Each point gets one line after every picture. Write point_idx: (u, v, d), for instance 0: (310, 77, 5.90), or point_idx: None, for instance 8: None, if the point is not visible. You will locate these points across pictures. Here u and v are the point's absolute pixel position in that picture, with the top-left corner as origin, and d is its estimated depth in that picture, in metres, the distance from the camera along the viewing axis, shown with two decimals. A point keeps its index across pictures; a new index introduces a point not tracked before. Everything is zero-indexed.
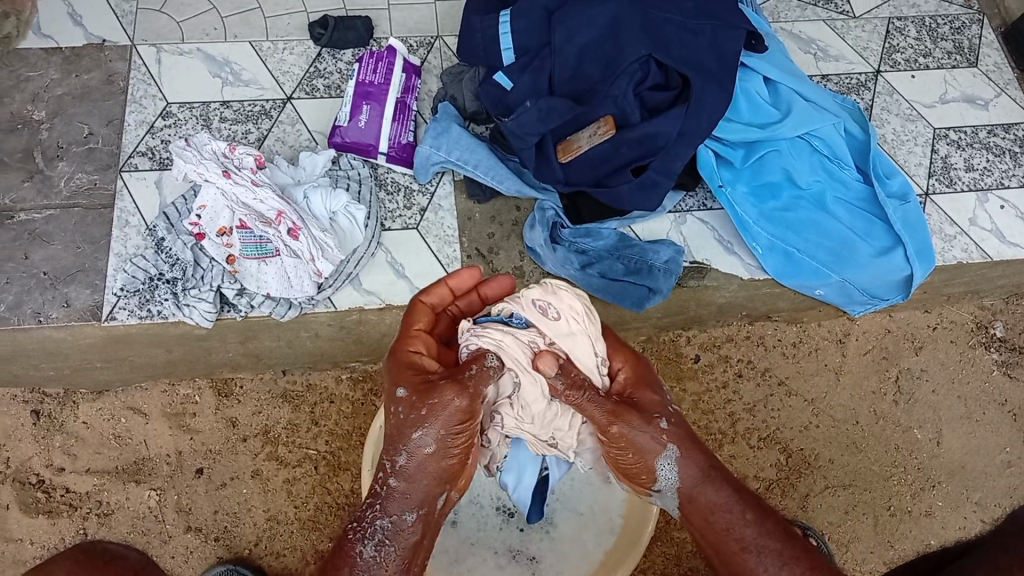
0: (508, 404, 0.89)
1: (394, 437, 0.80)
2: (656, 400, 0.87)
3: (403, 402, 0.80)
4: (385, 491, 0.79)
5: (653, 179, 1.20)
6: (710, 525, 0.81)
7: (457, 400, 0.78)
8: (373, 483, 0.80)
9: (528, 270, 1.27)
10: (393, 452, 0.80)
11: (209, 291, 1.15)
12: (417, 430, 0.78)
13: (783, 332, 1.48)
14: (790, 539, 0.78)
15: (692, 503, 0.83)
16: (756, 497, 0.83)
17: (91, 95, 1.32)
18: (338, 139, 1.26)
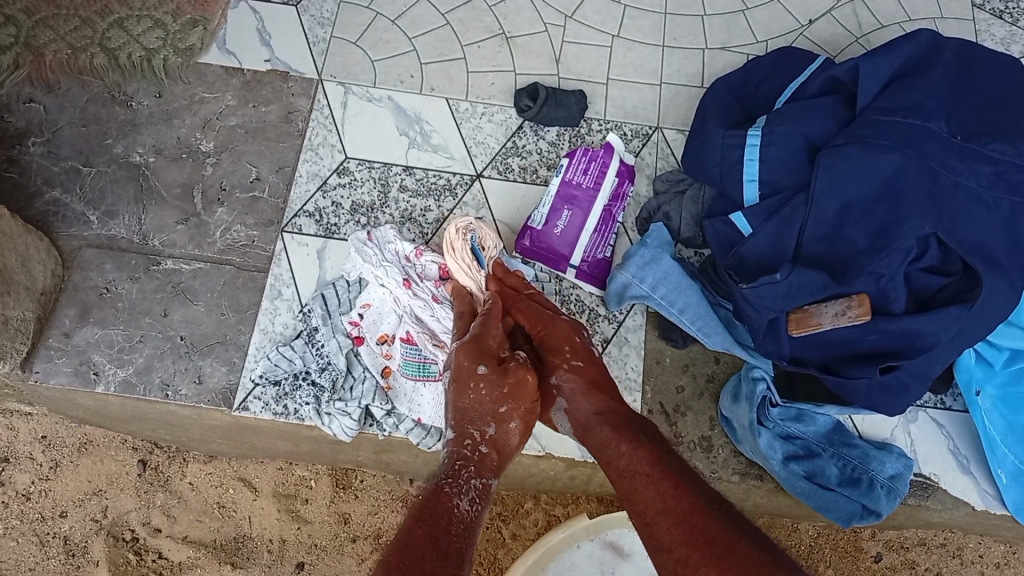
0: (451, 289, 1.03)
1: (479, 411, 0.86)
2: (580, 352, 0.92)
3: (485, 377, 0.87)
4: (479, 454, 0.83)
5: (902, 383, 0.96)
6: (600, 446, 0.82)
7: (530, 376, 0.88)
8: (462, 447, 0.83)
9: (719, 442, 1.06)
10: (474, 424, 0.85)
11: (357, 406, 0.98)
12: (502, 404, 0.86)
13: (987, 549, 1.24)
14: (659, 463, 0.75)
15: (587, 430, 0.85)
16: (645, 428, 0.82)
17: (266, 131, 1.18)
18: (527, 242, 1.09)
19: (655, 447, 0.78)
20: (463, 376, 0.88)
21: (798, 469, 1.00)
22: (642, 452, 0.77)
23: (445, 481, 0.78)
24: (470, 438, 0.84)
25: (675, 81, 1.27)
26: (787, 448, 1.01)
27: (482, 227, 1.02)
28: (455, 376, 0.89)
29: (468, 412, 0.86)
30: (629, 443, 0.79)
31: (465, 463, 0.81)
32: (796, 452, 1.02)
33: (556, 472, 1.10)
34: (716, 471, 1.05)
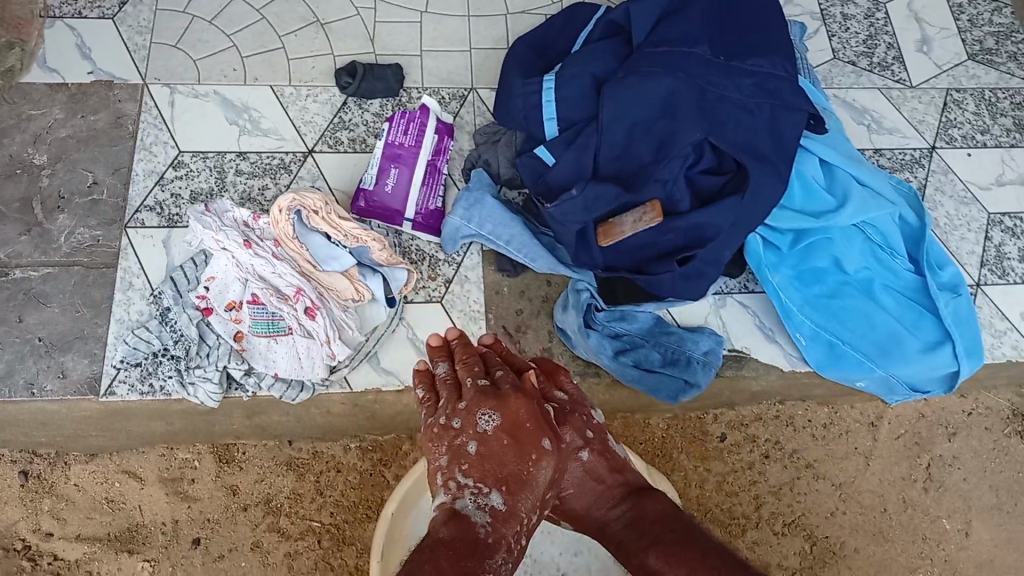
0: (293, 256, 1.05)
1: (536, 490, 0.67)
2: (597, 431, 0.79)
3: (546, 455, 0.68)
4: (514, 546, 0.65)
5: (698, 270, 1.11)
6: (622, 549, 0.73)
7: (581, 458, 0.77)
8: (507, 529, 0.64)
9: (557, 351, 1.19)
10: (523, 505, 0.66)
11: (216, 371, 1.05)
12: (549, 489, 0.69)
13: (814, 413, 1.42)
14: (670, 547, 0.68)
15: (612, 535, 0.74)
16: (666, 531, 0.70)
17: (98, 138, 1.22)
18: (362, 203, 1.16)
19: (670, 542, 0.69)
20: (522, 436, 0.67)
21: (626, 360, 1.16)
22: (653, 555, 0.69)
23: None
24: (515, 522, 0.65)
25: (483, 45, 1.37)
26: (615, 345, 1.16)
27: (304, 200, 1.02)
28: (512, 429, 0.67)
29: (516, 485, 0.66)
30: (640, 554, 0.70)
31: (506, 556, 0.63)
32: (624, 346, 1.17)
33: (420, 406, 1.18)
34: None
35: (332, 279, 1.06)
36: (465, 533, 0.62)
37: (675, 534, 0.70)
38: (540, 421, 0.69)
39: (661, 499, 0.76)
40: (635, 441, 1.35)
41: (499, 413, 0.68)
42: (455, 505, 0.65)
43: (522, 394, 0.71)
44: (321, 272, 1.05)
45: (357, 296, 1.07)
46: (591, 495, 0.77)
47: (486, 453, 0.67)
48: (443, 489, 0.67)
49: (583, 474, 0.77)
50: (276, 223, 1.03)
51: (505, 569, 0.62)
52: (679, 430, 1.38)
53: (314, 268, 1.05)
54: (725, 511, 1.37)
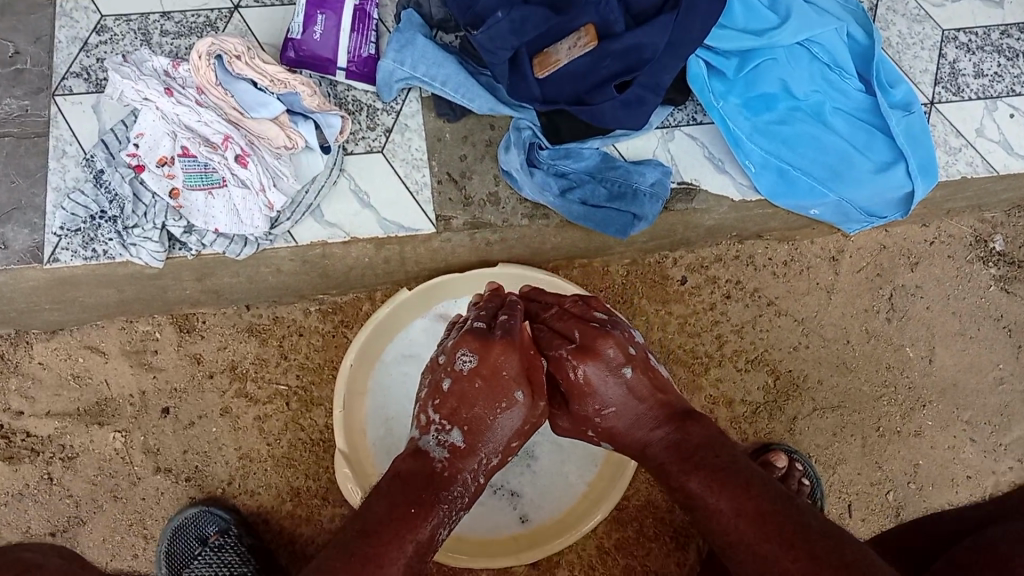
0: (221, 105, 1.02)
1: (493, 431, 0.89)
2: (636, 361, 0.92)
3: (517, 403, 0.90)
4: (471, 480, 0.87)
5: (639, 95, 1.09)
6: (665, 466, 0.85)
7: (616, 386, 0.90)
8: (465, 464, 0.86)
9: (504, 196, 1.18)
10: (481, 444, 0.88)
11: (154, 230, 1.05)
12: (512, 432, 0.91)
13: (774, 250, 1.41)
14: (697, 467, 0.81)
15: (657, 453, 0.87)
16: (693, 454, 0.83)
17: (15, 6, 1.16)
18: (292, 54, 1.14)
19: (712, 471, 0.80)
20: (493, 380, 0.89)
21: (571, 198, 1.15)
22: (694, 480, 0.81)
23: (440, 501, 0.82)
24: (471, 458, 0.87)
25: None
26: (560, 183, 1.15)
27: (222, 42, 0.99)
28: (484, 373, 0.89)
29: (476, 428, 0.88)
30: (684, 474, 0.82)
31: (462, 486, 0.85)
32: (570, 184, 1.16)
33: (371, 259, 1.19)
34: (508, 220, 1.18)
35: (264, 126, 1.03)
36: (423, 464, 0.85)
37: (702, 453, 0.83)
38: (519, 371, 0.90)
39: (704, 424, 0.87)
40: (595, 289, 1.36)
41: (476, 356, 0.89)
42: (425, 441, 0.87)
43: (510, 342, 0.91)
44: (252, 119, 1.03)
45: (293, 142, 1.05)
46: (632, 414, 0.90)
47: (459, 391, 0.89)
48: (422, 421, 0.90)
49: (626, 392, 0.90)
50: (198, 71, 1.00)
51: (459, 497, 0.84)
52: (638, 275, 1.38)
53: (245, 115, 1.03)
54: (686, 351, 1.38)
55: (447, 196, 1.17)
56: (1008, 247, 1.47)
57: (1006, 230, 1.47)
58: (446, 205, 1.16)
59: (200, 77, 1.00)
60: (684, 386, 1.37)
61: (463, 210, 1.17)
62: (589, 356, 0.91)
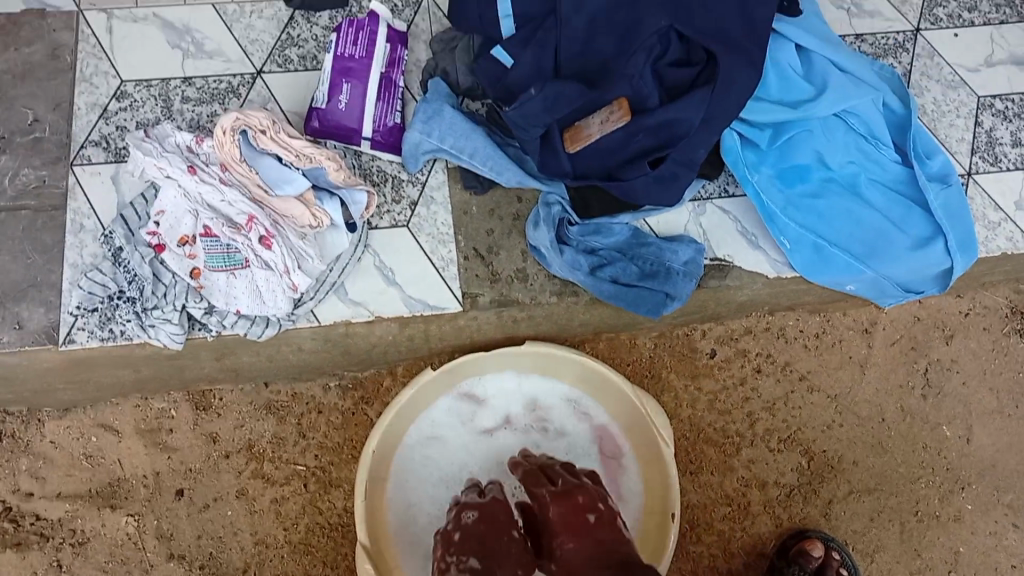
0: (244, 181, 1.00)
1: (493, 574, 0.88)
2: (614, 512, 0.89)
3: (506, 538, 0.92)
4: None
5: (672, 171, 1.06)
6: None
7: (576, 541, 0.83)
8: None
9: (532, 272, 1.14)
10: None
11: (175, 311, 1.02)
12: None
13: (806, 322, 1.37)
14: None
15: None
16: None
17: (35, 72, 1.15)
18: (315, 123, 1.11)
19: None
20: (490, 522, 0.94)
21: (602, 277, 1.11)
22: None
23: None
24: None
25: None
26: (590, 261, 1.12)
27: (247, 119, 0.96)
28: (481, 518, 0.94)
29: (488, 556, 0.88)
30: None
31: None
32: (600, 261, 1.13)
33: (394, 338, 1.15)
34: (536, 296, 1.14)
35: (289, 203, 1.01)
36: None
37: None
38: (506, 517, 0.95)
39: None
40: (622, 363, 1.32)
41: (474, 511, 0.96)
42: None
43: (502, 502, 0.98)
44: (276, 196, 1.00)
45: (316, 219, 1.02)
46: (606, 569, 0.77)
47: (459, 536, 0.92)
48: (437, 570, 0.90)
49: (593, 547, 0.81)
50: (222, 146, 0.97)
51: None
52: (667, 349, 1.33)
53: (269, 192, 1.00)
54: (717, 431, 1.33)
55: (474, 272, 1.13)
56: None
57: None
58: (472, 282, 1.13)
59: (224, 153, 0.97)
60: (715, 466, 1.32)
61: (490, 287, 1.13)
62: (562, 497, 0.91)
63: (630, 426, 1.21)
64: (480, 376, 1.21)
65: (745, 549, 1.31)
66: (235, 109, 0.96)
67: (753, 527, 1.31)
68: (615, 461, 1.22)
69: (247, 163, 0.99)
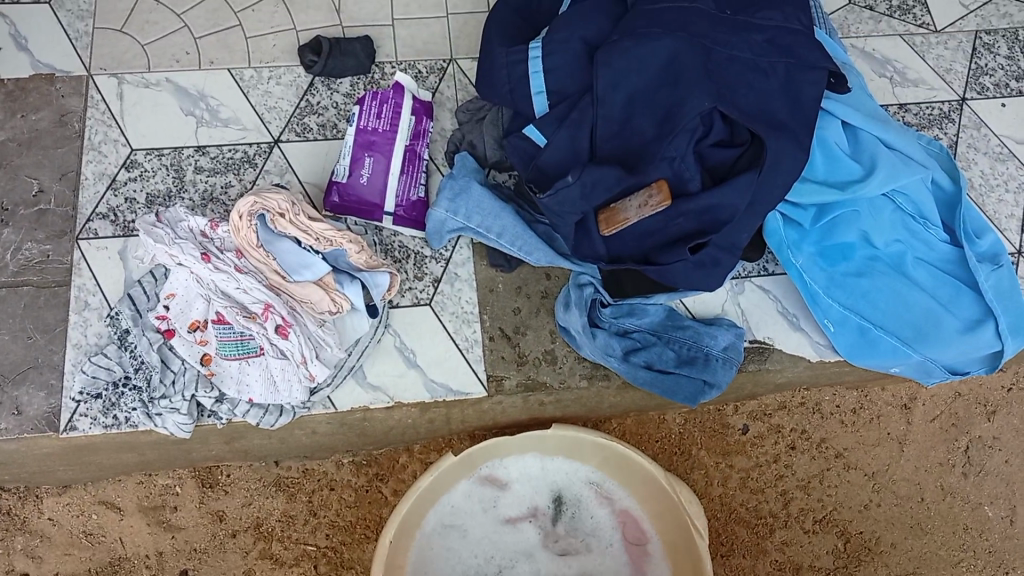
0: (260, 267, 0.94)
1: None
2: None
3: None
4: None
5: (714, 257, 1.00)
6: None
7: None
8: None
9: (562, 354, 1.08)
10: None
11: (183, 400, 0.95)
12: None
13: (843, 397, 1.31)
14: None
15: None
16: None
17: (42, 140, 1.09)
18: (335, 199, 1.05)
19: None
20: None
21: (636, 361, 1.05)
22: None
23: None
24: None
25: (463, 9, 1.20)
26: (623, 344, 1.05)
27: (265, 201, 0.90)
28: None
29: None
30: None
31: None
32: (634, 345, 1.06)
33: (414, 421, 1.09)
34: (565, 380, 1.07)
35: (306, 288, 0.94)
36: None
37: None
38: None
39: None
40: (651, 440, 1.26)
41: None
42: None
43: None
44: (292, 282, 0.94)
45: (335, 305, 0.96)
46: None
47: None
48: None
49: None
50: (238, 231, 0.92)
51: None
52: (696, 424, 1.27)
53: (285, 277, 0.94)
54: (749, 510, 1.27)
55: (500, 353, 1.07)
56: None
57: None
58: (498, 364, 1.07)
59: (240, 236, 0.91)
60: (747, 549, 1.26)
61: (517, 370, 1.07)
62: None
63: (659, 512, 1.12)
64: (501, 457, 1.14)
65: None
66: (252, 192, 0.90)
67: None
68: (640, 546, 1.13)
69: (263, 247, 0.93)
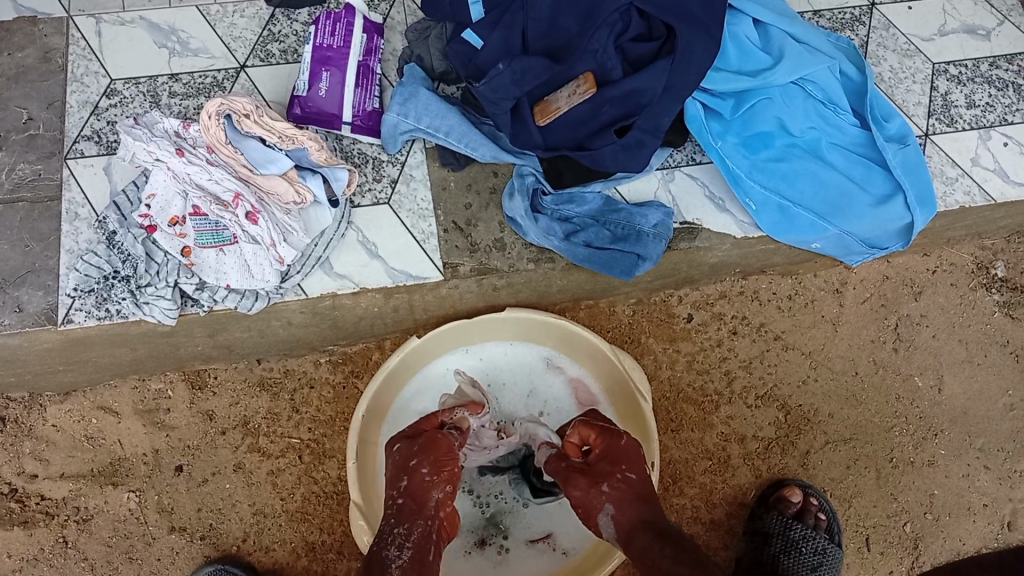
0: (230, 161, 1.05)
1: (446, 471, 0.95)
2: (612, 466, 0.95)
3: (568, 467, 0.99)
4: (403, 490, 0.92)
5: (639, 139, 1.12)
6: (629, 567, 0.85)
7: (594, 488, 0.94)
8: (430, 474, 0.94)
9: (510, 242, 1.19)
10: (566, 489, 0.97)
11: (168, 288, 1.07)
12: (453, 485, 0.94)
13: (778, 285, 1.42)
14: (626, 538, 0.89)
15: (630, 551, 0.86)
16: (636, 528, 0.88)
17: (28, 75, 1.20)
18: (298, 110, 1.16)
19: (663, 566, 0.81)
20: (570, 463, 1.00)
21: (576, 241, 1.17)
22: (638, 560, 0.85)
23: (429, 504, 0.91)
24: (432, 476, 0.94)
25: None
26: (563, 227, 1.17)
27: (230, 101, 1.01)
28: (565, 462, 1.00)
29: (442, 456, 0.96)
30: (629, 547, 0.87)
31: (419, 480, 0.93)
32: (574, 228, 1.18)
33: (380, 309, 1.21)
34: (514, 264, 1.19)
35: (272, 183, 1.06)
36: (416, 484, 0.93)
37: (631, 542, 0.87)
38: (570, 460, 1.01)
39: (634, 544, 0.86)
40: (603, 330, 1.37)
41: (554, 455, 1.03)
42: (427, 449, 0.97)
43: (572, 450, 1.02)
44: (258, 176, 1.05)
45: (298, 196, 1.07)
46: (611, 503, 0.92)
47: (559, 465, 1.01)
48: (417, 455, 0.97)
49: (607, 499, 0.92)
50: (207, 129, 1.02)
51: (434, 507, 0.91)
52: (644, 314, 1.39)
53: (252, 172, 1.05)
54: (696, 389, 1.38)
55: (454, 243, 1.18)
56: (1009, 273, 1.48)
57: (1007, 257, 1.49)
58: (452, 252, 1.18)
59: (209, 134, 1.02)
60: (695, 424, 1.37)
61: (471, 256, 1.18)
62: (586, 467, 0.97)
63: (606, 382, 1.26)
64: (466, 345, 1.27)
65: (727, 499, 1.36)
66: (219, 95, 1.01)
67: (734, 479, 1.36)
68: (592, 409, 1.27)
69: (231, 145, 1.04)
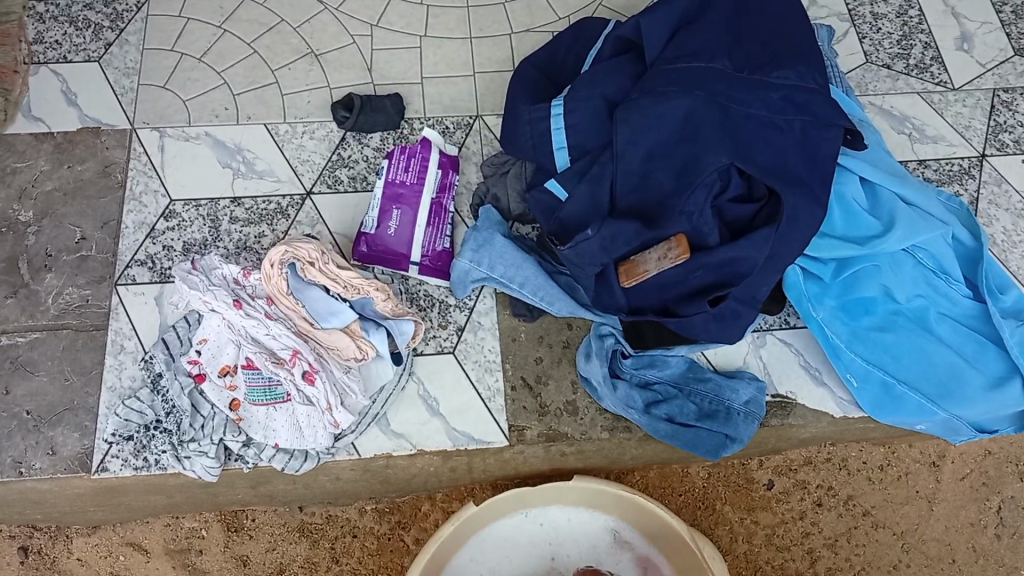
0: (291, 313, 0.99)
1: None
2: None
3: None
4: None
5: (733, 309, 1.01)
6: None
7: None
8: None
9: (583, 404, 1.09)
10: None
11: (212, 445, 0.97)
12: None
13: (869, 454, 1.30)
14: None
15: None
16: None
17: (86, 190, 1.14)
18: (363, 248, 1.09)
19: None
20: None
21: (657, 414, 1.06)
22: None
23: None
24: None
25: (488, 68, 1.26)
26: (644, 397, 1.07)
27: (296, 248, 0.97)
28: None
29: None
30: None
31: None
32: (655, 397, 1.08)
33: (435, 468, 1.10)
34: (586, 431, 1.08)
35: (332, 335, 0.98)
36: None
37: None
38: None
39: None
40: (674, 493, 1.25)
41: None
42: None
43: None
44: (319, 327, 0.98)
45: (359, 350, 0.99)
46: None
47: None
48: None
49: None
50: (270, 278, 0.97)
51: None
52: (721, 477, 1.27)
53: (312, 323, 0.98)
54: (776, 568, 1.25)
55: (521, 403, 1.08)
56: None
57: None
58: (519, 414, 1.07)
59: (270, 283, 0.97)
60: None
61: (539, 420, 1.07)
62: None
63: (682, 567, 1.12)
64: (526, 508, 1.16)
65: None
66: (287, 242, 0.97)
67: None
68: None
69: (293, 294, 0.98)
